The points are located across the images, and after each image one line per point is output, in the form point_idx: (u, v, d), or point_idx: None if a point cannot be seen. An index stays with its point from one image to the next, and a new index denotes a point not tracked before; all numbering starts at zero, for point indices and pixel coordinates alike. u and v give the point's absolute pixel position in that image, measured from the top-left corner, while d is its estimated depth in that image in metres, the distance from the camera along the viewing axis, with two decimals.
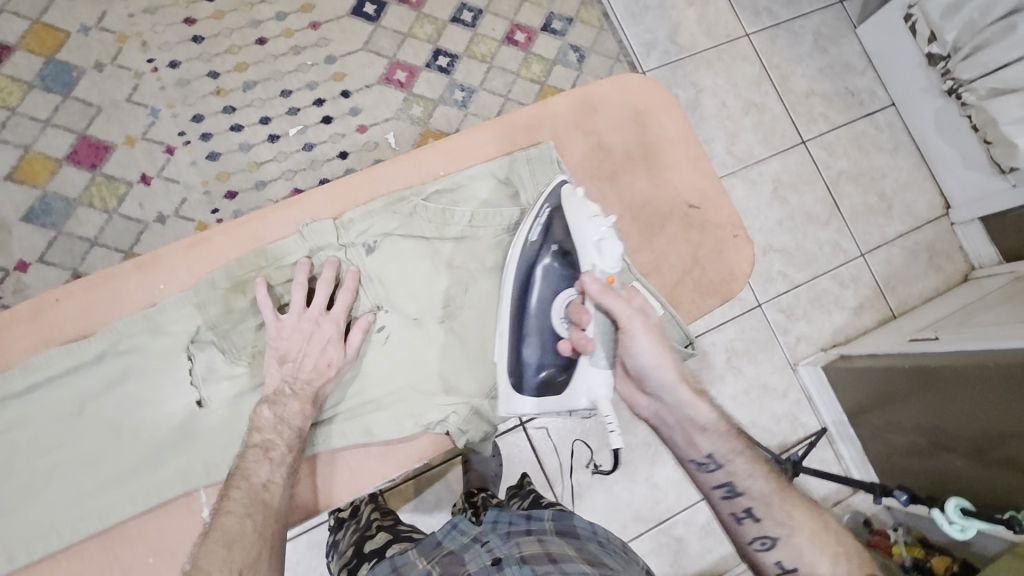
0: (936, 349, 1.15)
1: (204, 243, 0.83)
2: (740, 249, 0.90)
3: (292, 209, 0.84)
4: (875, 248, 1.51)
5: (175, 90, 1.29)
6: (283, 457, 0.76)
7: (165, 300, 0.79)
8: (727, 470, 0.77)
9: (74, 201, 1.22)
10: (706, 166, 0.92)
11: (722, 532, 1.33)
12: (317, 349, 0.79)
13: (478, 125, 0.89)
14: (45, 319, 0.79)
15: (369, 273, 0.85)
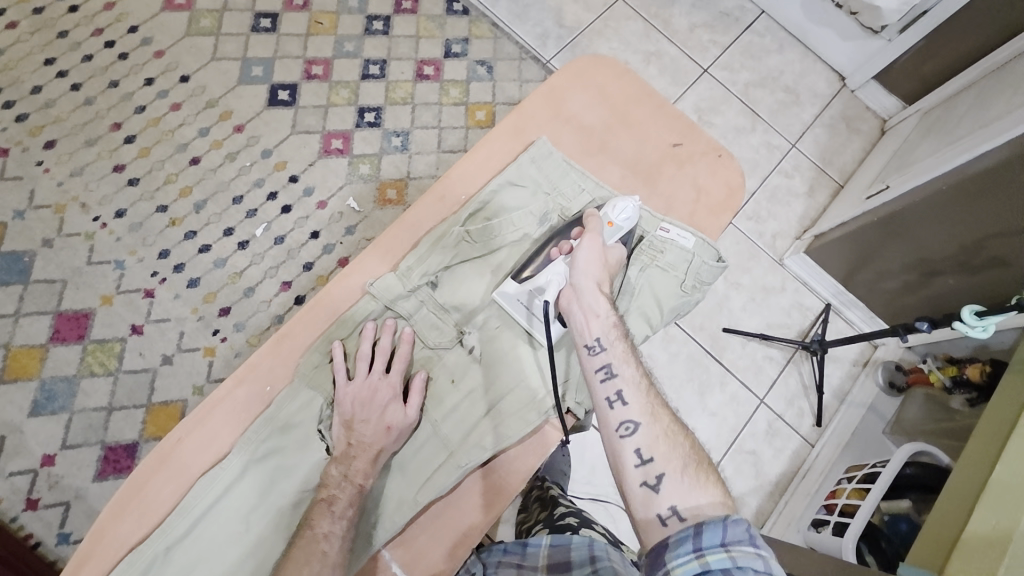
0: (891, 197, 1.29)
1: (288, 335, 0.76)
2: (729, 165, 0.89)
3: (349, 276, 0.79)
4: (802, 135, 1.67)
5: (131, 236, 1.30)
6: (344, 510, 0.69)
7: (280, 396, 0.73)
8: (609, 354, 0.74)
9: (74, 377, 1.20)
10: (671, 108, 0.90)
11: (786, 430, 1.43)
12: (378, 413, 0.73)
13: (475, 145, 0.85)
14: (176, 462, 0.71)
15: (444, 303, 0.80)
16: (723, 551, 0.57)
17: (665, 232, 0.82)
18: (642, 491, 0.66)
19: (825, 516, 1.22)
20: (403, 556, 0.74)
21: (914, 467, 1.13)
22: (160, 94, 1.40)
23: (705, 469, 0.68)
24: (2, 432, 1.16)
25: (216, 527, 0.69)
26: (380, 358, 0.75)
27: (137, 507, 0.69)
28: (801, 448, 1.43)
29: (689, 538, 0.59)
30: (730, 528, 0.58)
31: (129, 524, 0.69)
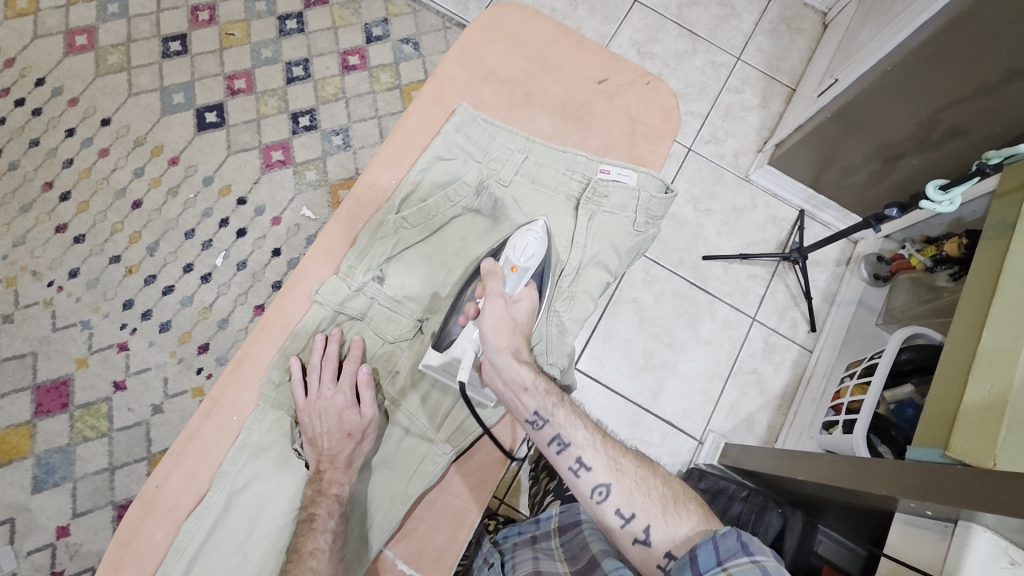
0: (842, 90, 1.27)
1: (245, 360, 0.74)
2: (660, 90, 0.86)
3: (295, 286, 0.77)
4: (745, 47, 1.63)
5: (90, 294, 1.27)
6: (334, 524, 0.69)
7: (262, 418, 0.72)
8: (555, 425, 0.72)
9: (69, 446, 1.19)
10: (590, 44, 0.87)
11: (782, 342, 1.45)
12: (335, 422, 0.72)
13: (398, 123, 0.82)
14: (169, 508, 0.71)
15: (396, 296, 0.78)
16: (721, 571, 0.58)
17: (606, 175, 0.80)
18: (636, 548, 0.67)
19: (833, 417, 1.23)
20: (406, 550, 0.75)
21: (911, 350, 1.13)
22: (85, 143, 1.35)
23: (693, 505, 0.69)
24: (10, 516, 1.15)
25: (218, 560, 0.70)
26: (330, 367, 0.73)
27: (140, 553, 0.70)
28: (801, 357, 1.45)
29: (686, 566, 0.60)
30: (721, 545, 0.59)
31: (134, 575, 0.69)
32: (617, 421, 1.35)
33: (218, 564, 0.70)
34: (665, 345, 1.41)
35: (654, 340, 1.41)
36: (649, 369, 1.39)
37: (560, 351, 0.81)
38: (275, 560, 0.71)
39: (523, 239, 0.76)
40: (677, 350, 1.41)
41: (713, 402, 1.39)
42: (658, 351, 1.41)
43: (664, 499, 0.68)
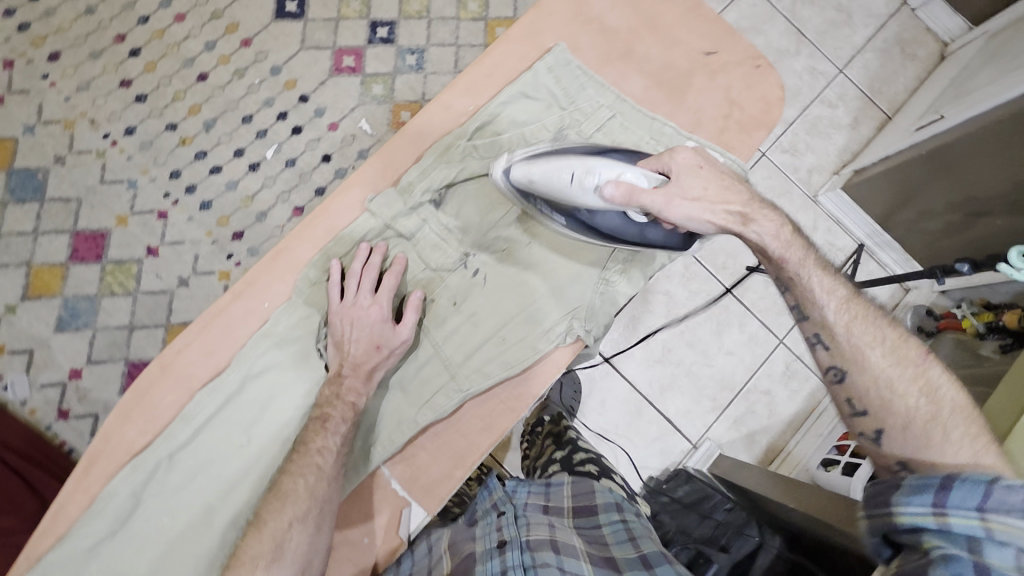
0: (941, 130, 1.21)
1: (285, 252, 0.74)
2: (767, 78, 0.81)
3: (348, 189, 0.75)
4: (851, 60, 1.53)
5: (142, 155, 1.28)
6: (341, 429, 0.70)
7: (287, 311, 0.73)
8: (795, 294, 0.71)
9: (95, 296, 1.22)
10: (705, 12, 0.81)
11: (803, 372, 1.41)
12: (365, 331, 0.72)
13: (488, 49, 0.78)
14: (182, 372, 0.72)
15: (448, 225, 0.77)
16: (977, 518, 0.51)
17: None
18: (865, 443, 0.68)
19: (835, 457, 1.21)
20: (402, 473, 0.77)
21: None
22: (164, 2, 1.33)
23: (976, 429, 0.61)
24: (30, 347, 1.20)
25: (220, 437, 0.72)
26: (368, 279, 0.72)
27: (145, 412, 0.72)
28: (818, 391, 1.41)
29: (930, 488, 0.54)
30: (993, 495, 0.51)
31: (138, 431, 0.71)
32: (619, 406, 1.35)
33: (219, 440, 0.72)
34: (687, 345, 1.38)
35: (676, 338, 1.39)
36: (664, 364, 1.37)
37: (601, 319, 0.79)
38: (274, 450, 0.73)
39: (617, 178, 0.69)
40: (696, 352, 1.38)
41: (718, 411, 1.37)
42: (678, 348, 1.38)
43: (906, 400, 0.64)
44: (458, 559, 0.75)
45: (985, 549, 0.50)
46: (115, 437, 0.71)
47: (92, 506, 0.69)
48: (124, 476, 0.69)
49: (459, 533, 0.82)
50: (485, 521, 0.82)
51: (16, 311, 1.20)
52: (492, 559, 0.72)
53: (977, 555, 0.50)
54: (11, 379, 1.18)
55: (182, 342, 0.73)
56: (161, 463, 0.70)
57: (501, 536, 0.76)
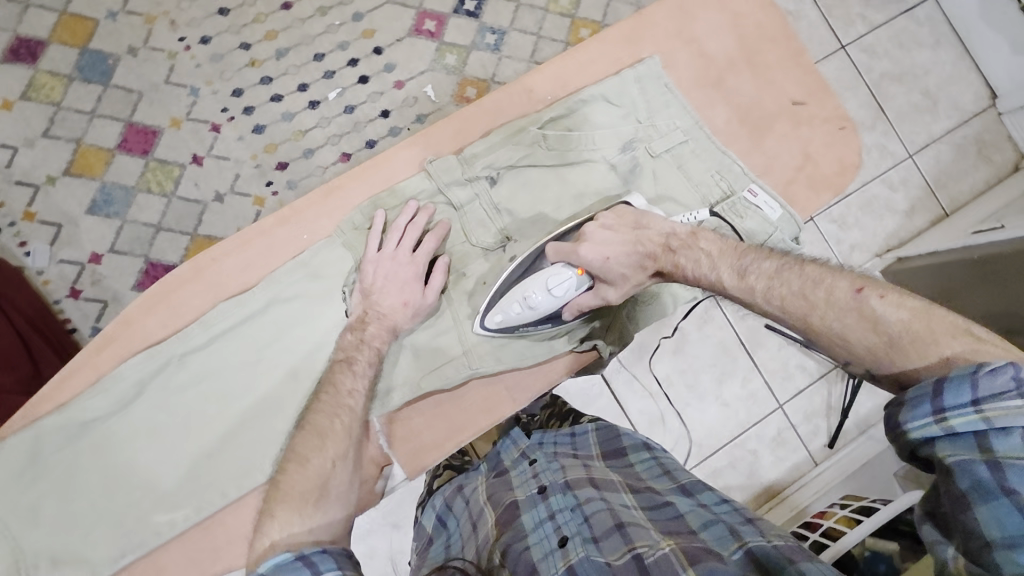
0: (994, 240, 1.19)
1: (338, 190, 0.76)
2: (848, 141, 0.79)
3: (414, 144, 0.77)
4: (923, 148, 1.50)
5: (210, 66, 1.29)
6: (366, 370, 0.72)
7: (322, 247, 0.75)
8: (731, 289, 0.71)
9: (132, 189, 1.24)
10: (807, 62, 0.80)
11: (794, 442, 1.39)
12: (398, 288, 0.74)
13: (580, 43, 0.79)
14: (214, 278, 0.75)
15: (496, 205, 0.77)
16: (975, 412, 0.52)
17: (752, 197, 0.76)
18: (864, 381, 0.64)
19: (806, 531, 1.20)
20: (394, 432, 0.77)
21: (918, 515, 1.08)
22: None
23: (933, 331, 0.58)
24: (59, 221, 1.21)
25: (235, 351, 0.73)
26: (410, 235, 0.73)
27: (169, 307, 0.74)
28: (803, 464, 1.39)
29: (925, 397, 0.54)
30: (981, 383, 0.52)
31: (158, 324, 0.74)
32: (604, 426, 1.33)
33: (234, 351, 0.73)
34: (687, 385, 1.37)
35: (679, 376, 1.37)
36: (659, 398, 1.36)
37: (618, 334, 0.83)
38: (281, 378, 0.74)
39: (556, 292, 0.72)
40: (694, 394, 1.37)
41: (701, 457, 1.36)
42: (676, 385, 1.37)
43: (862, 342, 0.62)
44: (502, 507, 0.83)
45: (993, 442, 0.51)
46: (138, 323, 0.74)
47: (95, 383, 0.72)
48: (137, 362, 0.72)
49: (494, 485, 0.90)
50: (518, 471, 0.89)
51: (54, 184, 1.22)
52: (536, 506, 0.79)
53: (989, 452, 0.51)
54: (34, 247, 1.20)
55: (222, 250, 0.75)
56: (171, 361, 0.72)
57: (541, 482, 0.84)
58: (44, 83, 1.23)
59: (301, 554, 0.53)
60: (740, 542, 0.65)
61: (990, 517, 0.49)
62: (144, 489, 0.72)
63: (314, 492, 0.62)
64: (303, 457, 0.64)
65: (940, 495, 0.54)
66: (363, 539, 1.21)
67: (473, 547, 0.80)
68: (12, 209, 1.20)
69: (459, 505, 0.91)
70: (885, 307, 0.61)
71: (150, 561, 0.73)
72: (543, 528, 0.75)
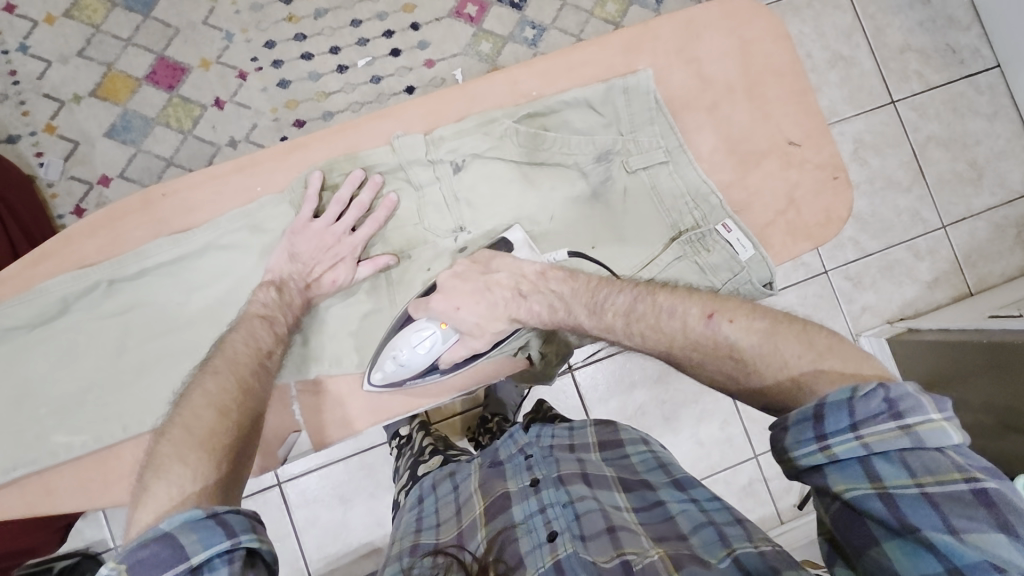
0: (998, 326, 1.14)
1: (300, 148, 0.82)
2: (840, 192, 0.84)
3: (384, 119, 0.82)
4: (959, 220, 1.42)
5: (248, 15, 1.30)
6: (281, 335, 0.79)
7: (263, 198, 0.80)
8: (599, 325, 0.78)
9: (151, 120, 1.27)
10: (810, 103, 0.84)
11: (761, 495, 1.34)
12: (329, 262, 0.81)
13: (580, 44, 0.84)
14: (154, 213, 0.80)
15: (456, 193, 0.83)
16: (854, 438, 0.59)
17: (725, 232, 0.80)
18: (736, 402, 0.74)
19: None
20: (307, 401, 0.83)
21: None
22: None
23: (777, 359, 0.68)
24: (77, 139, 1.25)
25: (162, 287, 0.80)
26: (351, 214, 0.81)
27: (106, 234, 0.80)
28: (766, 520, 1.34)
29: (810, 424, 0.61)
30: (856, 409, 0.59)
31: (95, 248, 0.80)
32: None
33: (163, 289, 0.80)
34: (663, 418, 1.33)
35: (658, 406, 1.33)
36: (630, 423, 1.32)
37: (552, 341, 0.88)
38: (207, 317, 0.81)
39: (422, 348, 0.79)
40: (666, 428, 1.33)
41: None
42: (651, 415, 1.33)
43: (725, 372, 0.72)
44: (493, 497, 0.77)
45: (877, 467, 0.58)
46: (74, 245, 0.80)
47: (22, 292, 0.78)
48: (64, 282, 0.78)
49: (486, 474, 0.83)
50: (513, 462, 0.83)
51: (79, 103, 1.25)
52: (528, 498, 0.73)
53: (880, 484, 0.58)
54: (49, 159, 1.24)
55: (168, 189, 0.81)
56: (101, 284, 0.79)
57: (534, 474, 0.77)
58: (88, 4, 1.25)
59: (215, 513, 0.56)
60: (729, 549, 0.62)
61: (903, 555, 0.55)
62: (51, 407, 0.78)
63: (227, 444, 0.67)
64: (226, 408, 0.69)
65: (842, 535, 0.60)
66: (307, 503, 1.21)
67: (454, 529, 0.74)
68: (36, 119, 1.24)
69: (446, 488, 0.86)
70: (733, 331, 0.71)
71: (41, 480, 0.79)
72: (532, 521, 0.70)
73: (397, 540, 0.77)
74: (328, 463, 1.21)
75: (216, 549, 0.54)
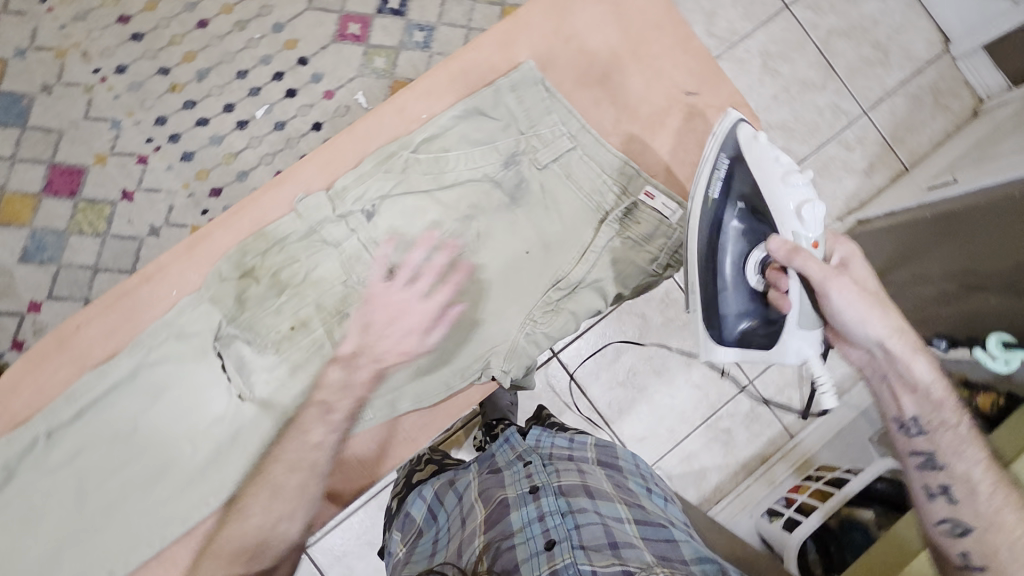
0: (955, 195, 1.16)
1: (204, 240, 0.81)
2: (748, 126, 0.86)
3: (283, 185, 0.82)
4: (878, 102, 1.46)
5: (130, 96, 1.25)
6: (341, 421, 0.78)
7: (181, 304, 0.79)
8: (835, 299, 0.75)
9: (64, 232, 1.21)
10: (696, 47, 0.86)
11: (767, 416, 1.38)
12: (398, 336, 0.79)
13: (456, 54, 0.85)
14: (73, 349, 0.79)
15: (375, 237, 0.81)
16: None
17: (649, 200, 0.83)
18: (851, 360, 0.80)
19: (782, 508, 1.20)
20: None
21: (887, 483, 1.08)
22: None
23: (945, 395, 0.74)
24: None
25: (107, 418, 0.78)
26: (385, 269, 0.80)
27: (29, 388, 0.78)
28: (777, 437, 1.38)
29: None
30: None
31: (24, 404, 0.78)
32: (575, 421, 1.31)
33: (107, 424, 0.77)
34: (655, 371, 1.35)
35: (646, 361, 1.35)
36: (626, 387, 1.34)
37: (519, 360, 0.84)
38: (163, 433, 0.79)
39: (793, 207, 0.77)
40: (661, 381, 1.35)
41: (674, 442, 1.34)
42: (643, 373, 1.35)
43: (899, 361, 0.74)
44: (492, 504, 0.79)
45: None
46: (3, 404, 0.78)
47: None
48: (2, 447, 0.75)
49: (485, 480, 0.86)
50: (512, 471, 0.85)
51: None
52: (526, 505, 0.75)
53: None
54: None
55: (83, 320, 0.80)
56: (38, 439, 0.76)
57: (532, 482, 0.80)
58: None
59: None
60: None
61: None
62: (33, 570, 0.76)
63: None
64: None
65: None
66: (340, 560, 1.20)
67: (455, 540, 0.77)
68: None
69: (450, 500, 0.88)
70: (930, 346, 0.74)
71: None
72: (530, 528, 0.71)
73: (412, 562, 0.78)
74: (345, 516, 1.20)
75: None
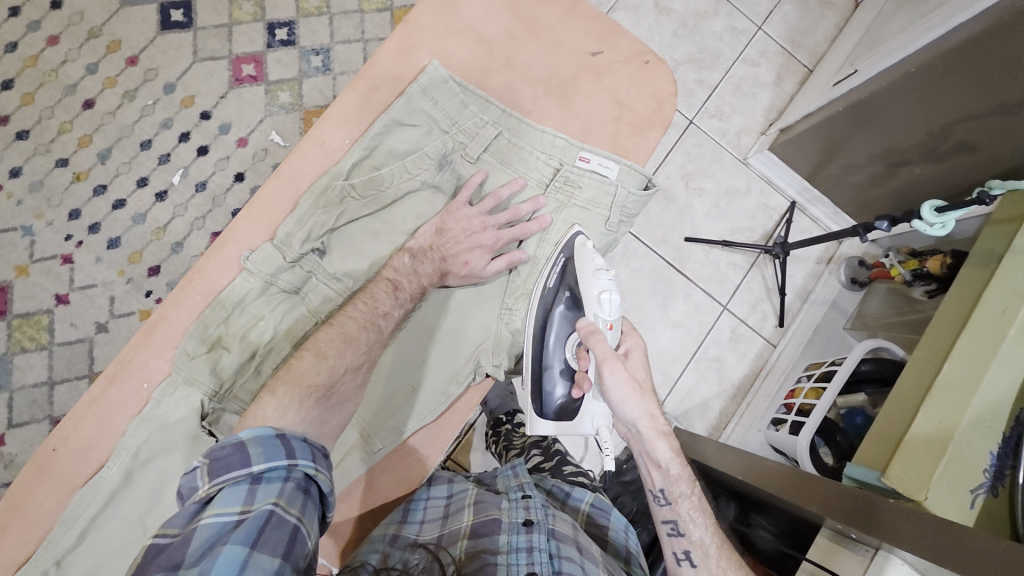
0: (861, 82, 1.18)
1: (160, 324, 0.79)
2: (655, 73, 0.88)
3: (224, 249, 0.80)
4: (769, 15, 1.51)
5: (34, 197, 1.19)
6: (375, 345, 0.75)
7: (154, 394, 0.76)
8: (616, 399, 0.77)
9: (6, 355, 1.15)
10: (584, 11, 0.88)
11: (749, 334, 1.44)
12: (470, 245, 0.84)
13: (357, 73, 0.83)
14: (52, 474, 0.75)
15: (336, 272, 0.83)
16: None
17: (585, 163, 0.85)
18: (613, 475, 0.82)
19: (784, 415, 1.26)
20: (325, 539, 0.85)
21: (871, 363, 1.12)
22: (31, 26, 1.23)
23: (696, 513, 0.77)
24: None
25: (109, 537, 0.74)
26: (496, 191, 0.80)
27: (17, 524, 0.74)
28: (764, 351, 1.44)
29: None
30: None
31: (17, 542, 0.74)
32: None
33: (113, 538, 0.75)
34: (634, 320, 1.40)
35: None
36: None
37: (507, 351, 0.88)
38: None
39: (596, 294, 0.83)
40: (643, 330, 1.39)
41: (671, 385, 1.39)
42: None
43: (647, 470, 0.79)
44: (484, 518, 0.77)
45: None
46: None
47: None
48: None
49: (484, 494, 0.82)
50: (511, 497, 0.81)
51: None
52: (517, 534, 0.73)
53: None
54: None
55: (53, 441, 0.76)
56: None
57: (529, 518, 0.76)
58: None
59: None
60: None
61: None
62: None
63: None
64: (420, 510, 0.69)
65: None
66: None
67: (438, 530, 0.79)
68: None
69: (440, 491, 0.86)
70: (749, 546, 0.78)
71: None
72: (516, 555, 0.71)
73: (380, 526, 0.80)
74: None
75: (263, 512, 0.53)
